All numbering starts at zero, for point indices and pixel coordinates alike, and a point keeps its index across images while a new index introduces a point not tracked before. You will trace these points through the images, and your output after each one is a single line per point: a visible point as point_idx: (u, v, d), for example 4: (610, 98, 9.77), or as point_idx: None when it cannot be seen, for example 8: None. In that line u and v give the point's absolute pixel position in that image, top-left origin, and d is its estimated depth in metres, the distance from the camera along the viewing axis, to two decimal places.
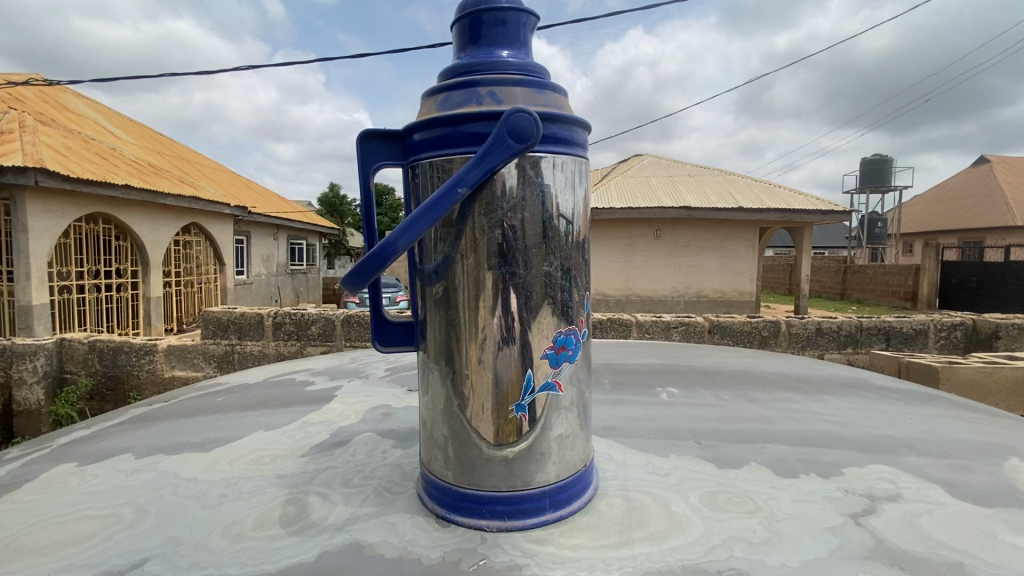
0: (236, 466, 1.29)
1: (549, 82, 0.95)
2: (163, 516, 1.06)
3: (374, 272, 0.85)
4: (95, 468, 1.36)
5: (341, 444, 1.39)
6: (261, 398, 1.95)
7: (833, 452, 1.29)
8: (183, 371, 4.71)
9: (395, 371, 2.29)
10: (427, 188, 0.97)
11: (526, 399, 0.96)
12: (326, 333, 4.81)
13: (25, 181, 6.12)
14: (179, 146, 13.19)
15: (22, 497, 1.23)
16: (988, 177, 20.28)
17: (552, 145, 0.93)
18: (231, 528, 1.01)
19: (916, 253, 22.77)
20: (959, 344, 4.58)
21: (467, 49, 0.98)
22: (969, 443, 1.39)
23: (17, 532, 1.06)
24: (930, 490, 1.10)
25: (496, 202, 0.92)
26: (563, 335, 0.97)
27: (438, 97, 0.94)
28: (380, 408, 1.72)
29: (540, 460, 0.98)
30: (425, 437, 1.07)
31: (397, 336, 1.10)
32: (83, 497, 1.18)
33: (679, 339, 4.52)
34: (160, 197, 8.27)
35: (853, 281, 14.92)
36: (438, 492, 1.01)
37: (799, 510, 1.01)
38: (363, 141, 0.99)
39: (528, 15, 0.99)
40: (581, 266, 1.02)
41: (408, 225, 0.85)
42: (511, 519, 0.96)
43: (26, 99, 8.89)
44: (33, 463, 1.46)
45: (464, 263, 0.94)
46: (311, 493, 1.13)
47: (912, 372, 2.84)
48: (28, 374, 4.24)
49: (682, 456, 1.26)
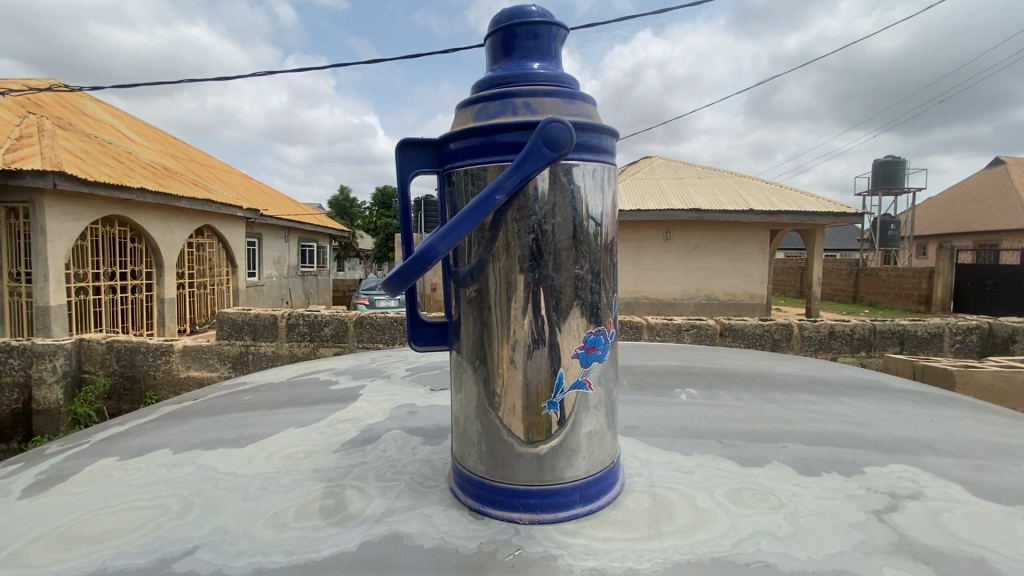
0: (272, 461, 1.34)
1: (579, 92, 0.99)
2: (208, 507, 1.11)
3: (415, 275, 0.89)
4: (137, 462, 1.41)
5: (372, 440, 1.44)
6: (287, 396, 2.00)
7: (854, 452, 1.32)
8: (198, 371, 4.78)
9: (415, 371, 2.34)
10: (463, 195, 1.01)
11: (557, 397, 1.00)
12: (340, 334, 4.87)
13: (44, 183, 6.27)
14: (193, 150, 13.39)
15: (70, 488, 1.28)
16: (1005, 179, 20.01)
17: (583, 153, 0.97)
18: (274, 518, 1.05)
19: (930, 256, 22.49)
20: (974, 347, 4.57)
21: (500, 62, 1.02)
22: (989, 443, 1.41)
23: (71, 521, 1.11)
24: (951, 489, 1.12)
25: (529, 207, 0.96)
26: (593, 335, 1.01)
27: (474, 107, 0.98)
28: (406, 406, 1.76)
29: (570, 456, 1.01)
30: (457, 433, 1.11)
31: (430, 336, 1.14)
32: (127, 490, 1.23)
33: (690, 342, 4.53)
34: (175, 199, 8.39)
35: (865, 283, 14.81)
36: (471, 485, 1.05)
37: (822, 506, 1.04)
38: (401, 149, 1.03)
39: (559, 28, 1.03)
40: (610, 268, 1.05)
41: (447, 230, 0.89)
42: (543, 513, 1.00)
43: (44, 104, 9.07)
44: (76, 457, 1.52)
45: (497, 266, 0.98)
46: (347, 486, 1.17)
47: (928, 375, 2.85)
48: (47, 373, 4.32)
49: (704, 455, 1.29)
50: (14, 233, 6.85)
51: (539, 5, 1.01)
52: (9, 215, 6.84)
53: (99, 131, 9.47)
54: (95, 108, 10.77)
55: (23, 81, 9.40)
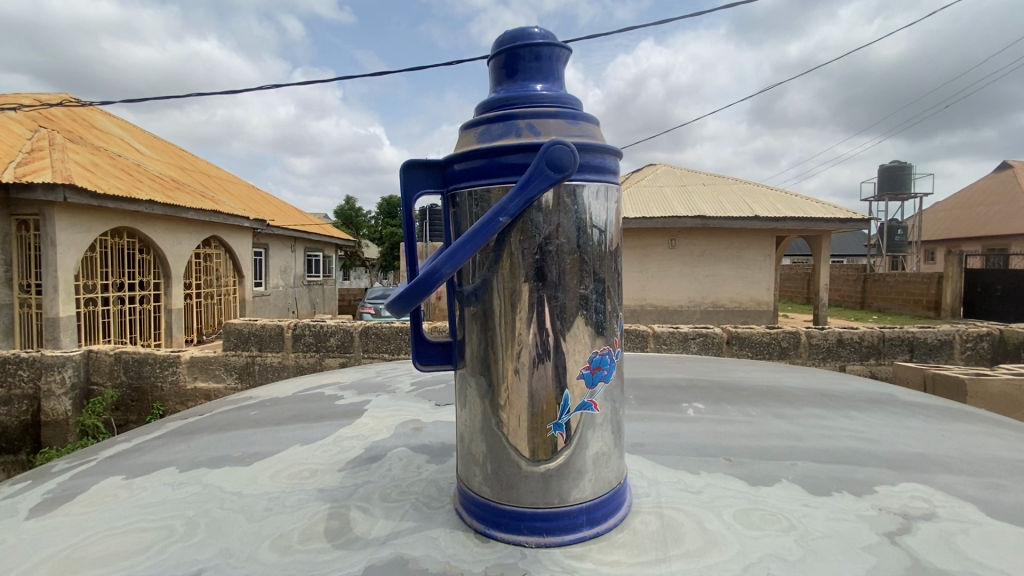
0: (279, 480, 1.34)
1: (582, 112, 0.99)
2: (213, 529, 1.11)
3: (419, 297, 0.89)
4: (142, 481, 1.41)
5: (377, 458, 1.44)
6: (293, 412, 1.99)
7: (865, 469, 1.30)
8: (205, 382, 4.79)
9: (421, 386, 2.33)
10: (466, 216, 1.01)
11: (563, 418, 0.99)
12: (345, 345, 4.86)
13: (54, 197, 6.36)
14: (201, 162, 13.52)
15: (75, 509, 1.28)
16: (1013, 184, 19.86)
17: (587, 173, 0.97)
18: (279, 541, 1.05)
19: (938, 261, 22.32)
20: (986, 355, 4.51)
21: (503, 83, 1.03)
22: (1000, 460, 1.39)
23: (75, 543, 1.10)
24: (964, 509, 1.10)
25: (534, 227, 0.95)
26: (598, 355, 1.00)
27: (478, 129, 0.98)
28: (411, 422, 1.76)
29: (576, 477, 1.00)
30: (461, 453, 1.10)
31: (435, 355, 1.14)
32: (133, 510, 1.23)
33: (696, 351, 4.50)
34: (183, 211, 8.45)
35: (873, 289, 14.73)
36: (477, 508, 1.05)
37: (833, 528, 1.03)
38: (405, 170, 1.03)
39: (562, 49, 1.03)
40: (615, 284, 1.04)
41: (452, 252, 0.89)
42: (549, 535, 0.99)
43: (56, 117, 9.22)
44: (81, 475, 1.51)
45: (501, 285, 0.98)
46: (352, 507, 1.17)
47: (940, 386, 2.80)
48: (56, 385, 4.32)
49: (712, 473, 1.28)
50: (25, 245, 6.92)
51: (542, 28, 1.02)
52: (20, 227, 6.91)
53: (109, 144, 9.61)
54: (105, 121, 10.94)
55: (35, 96, 9.56)
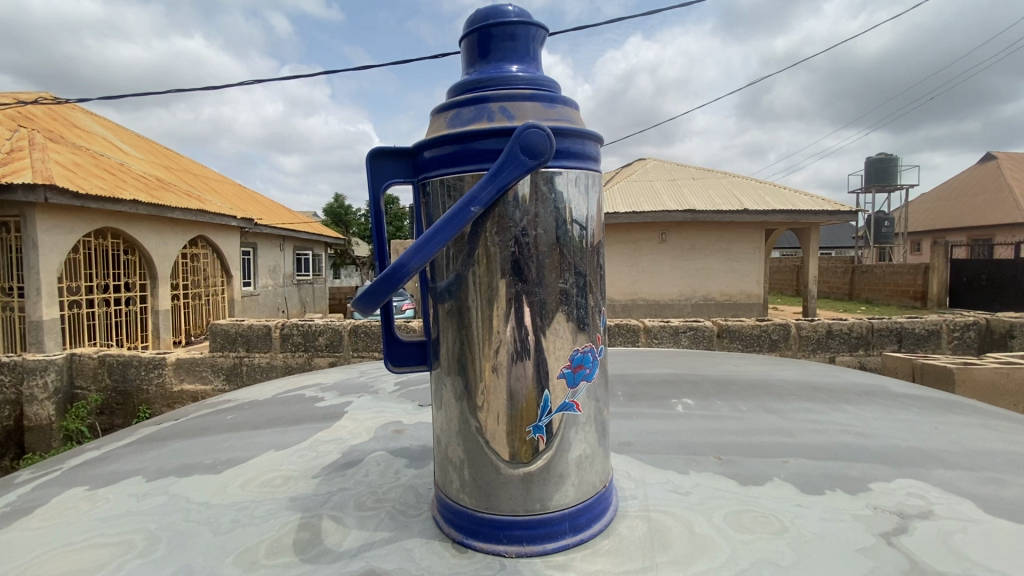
0: (249, 489, 1.27)
1: (559, 96, 0.93)
2: (175, 543, 1.05)
3: (387, 293, 0.83)
4: (106, 492, 1.34)
5: (354, 464, 1.37)
6: (271, 416, 1.92)
7: (858, 466, 1.26)
8: (192, 384, 4.69)
9: (405, 386, 2.26)
10: (438, 206, 0.95)
11: (543, 420, 0.94)
12: (334, 343, 4.78)
13: (35, 198, 6.18)
14: (186, 161, 13.31)
15: (31, 524, 1.20)
16: (996, 174, 20.06)
17: (564, 160, 0.91)
18: (244, 555, 0.99)
19: (924, 252, 22.48)
20: (972, 344, 4.51)
21: (475, 65, 0.97)
22: (995, 454, 1.35)
23: (28, 560, 1.04)
24: (962, 506, 1.07)
25: (508, 217, 0.89)
26: (580, 353, 0.95)
27: (448, 114, 0.92)
28: (391, 424, 1.70)
29: (557, 481, 0.95)
30: (438, 457, 1.04)
31: (409, 355, 1.08)
32: (92, 524, 1.16)
33: (687, 344, 4.49)
34: (168, 211, 8.29)
35: (860, 280, 14.83)
36: (454, 516, 0.99)
37: (826, 530, 0.98)
38: (372, 159, 0.97)
39: (538, 28, 0.98)
40: (597, 278, 0.99)
41: (421, 244, 0.83)
42: (531, 544, 0.94)
43: (37, 116, 9.01)
44: (44, 486, 1.44)
45: (477, 278, 0.92)
46: (324, 517, 1.11)
47: (928, 375, 2.77)
48: (39, 390, 4.21)
49: (702, 473, 1.23)
50: (7, 247, 6.75)
51: (516, 5, 0.96)
52: None
53: (91, 143, 9.40)
54: (87, 120, 10.72)
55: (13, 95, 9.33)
